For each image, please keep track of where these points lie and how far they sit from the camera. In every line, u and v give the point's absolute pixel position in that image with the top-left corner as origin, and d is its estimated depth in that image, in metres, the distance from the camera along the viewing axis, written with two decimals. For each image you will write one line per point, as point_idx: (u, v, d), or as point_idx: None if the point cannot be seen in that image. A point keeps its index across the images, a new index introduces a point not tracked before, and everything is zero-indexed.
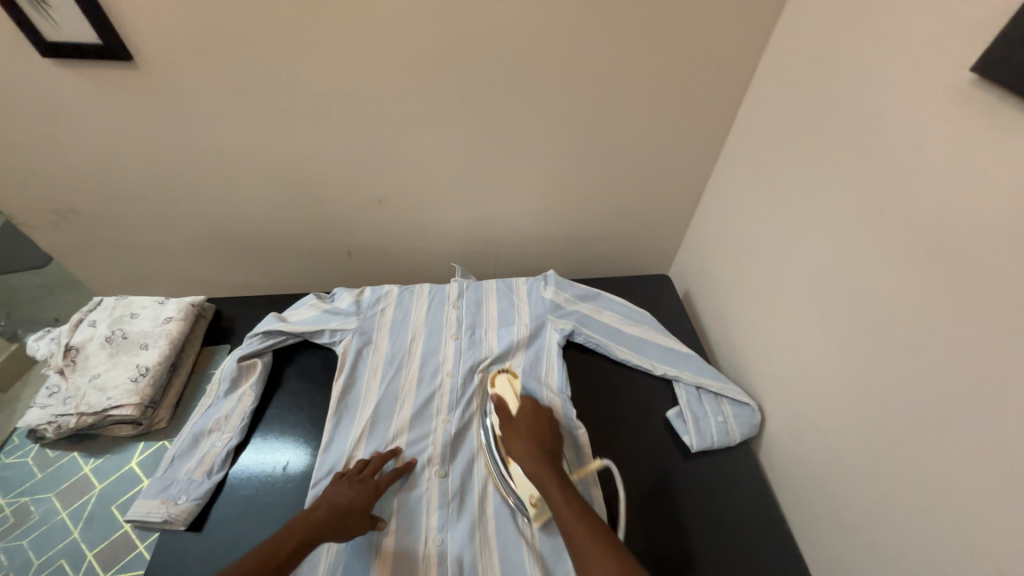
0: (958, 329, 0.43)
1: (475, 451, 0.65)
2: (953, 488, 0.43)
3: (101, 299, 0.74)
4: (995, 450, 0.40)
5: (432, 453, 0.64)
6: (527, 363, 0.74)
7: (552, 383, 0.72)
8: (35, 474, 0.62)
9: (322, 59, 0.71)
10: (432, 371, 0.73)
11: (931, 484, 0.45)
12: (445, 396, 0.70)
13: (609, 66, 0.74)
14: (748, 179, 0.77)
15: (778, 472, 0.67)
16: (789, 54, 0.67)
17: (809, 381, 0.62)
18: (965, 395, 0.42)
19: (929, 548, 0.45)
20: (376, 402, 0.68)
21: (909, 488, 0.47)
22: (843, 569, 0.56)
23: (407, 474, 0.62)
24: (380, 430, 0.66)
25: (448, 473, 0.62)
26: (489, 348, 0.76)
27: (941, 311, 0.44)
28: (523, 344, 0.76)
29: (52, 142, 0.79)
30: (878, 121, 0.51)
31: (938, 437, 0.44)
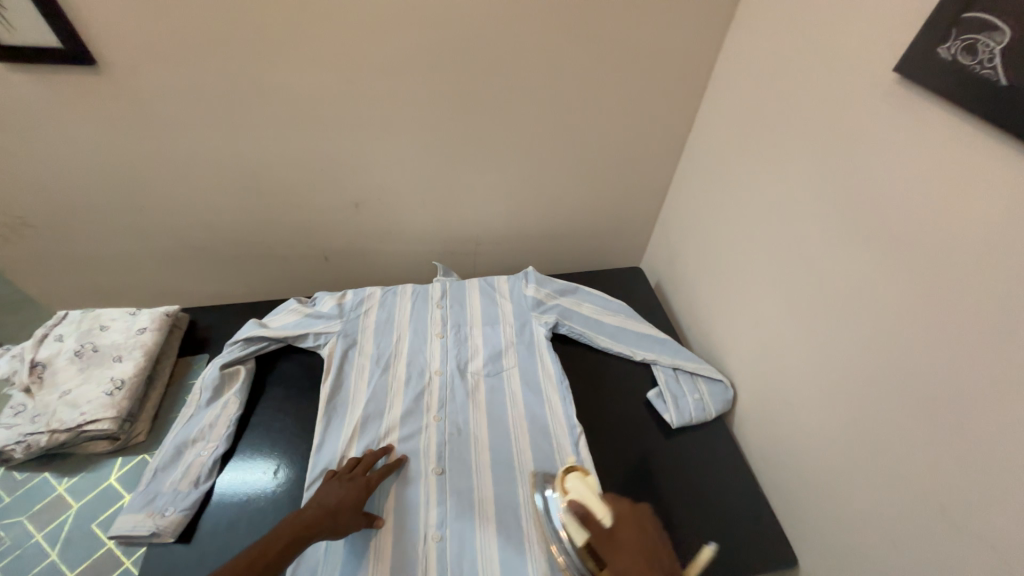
0: (895, 296, 0.49)
1: (469, 446, 0.66)
2: (902, 438, 0.49)
3: (66, 313, 0.71)
4: (931, 398, 0.46)
5: (426, 450, 0.65)
6: (514, 358, 0.76)
7: (539, 376, 0.74)
8: (3, 498, 0.58)
9: (298, 63, 0.72)
10: (420, 370, 0.74)
11: (881, 435, 0.51)
12: (435, 393, 0.71)
13: (579, 70, 0.78)
14: (709, 174, 0.83)
15: (751, 443, 0.73)
16: (740, 59, 0.73)
17: (773, 356, 0.67)
18: (904, 353, 0.48)
19: (885, 493, 0.51)
20: (367, 403, 0.68)
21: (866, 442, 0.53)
22: (812, 523, 0.61)
23: (402, 471, 0.63)
24: (372, 430, 0.66)
25: (444, 469, 0.63)
26: (476, 345, 0.77)
27: (882, 281, 0.51)
28: (509, 340, 0.78)
29: (3, 152, 0.75)
30: (819, 117, 0.58)
31: (884, 392, 0.50)
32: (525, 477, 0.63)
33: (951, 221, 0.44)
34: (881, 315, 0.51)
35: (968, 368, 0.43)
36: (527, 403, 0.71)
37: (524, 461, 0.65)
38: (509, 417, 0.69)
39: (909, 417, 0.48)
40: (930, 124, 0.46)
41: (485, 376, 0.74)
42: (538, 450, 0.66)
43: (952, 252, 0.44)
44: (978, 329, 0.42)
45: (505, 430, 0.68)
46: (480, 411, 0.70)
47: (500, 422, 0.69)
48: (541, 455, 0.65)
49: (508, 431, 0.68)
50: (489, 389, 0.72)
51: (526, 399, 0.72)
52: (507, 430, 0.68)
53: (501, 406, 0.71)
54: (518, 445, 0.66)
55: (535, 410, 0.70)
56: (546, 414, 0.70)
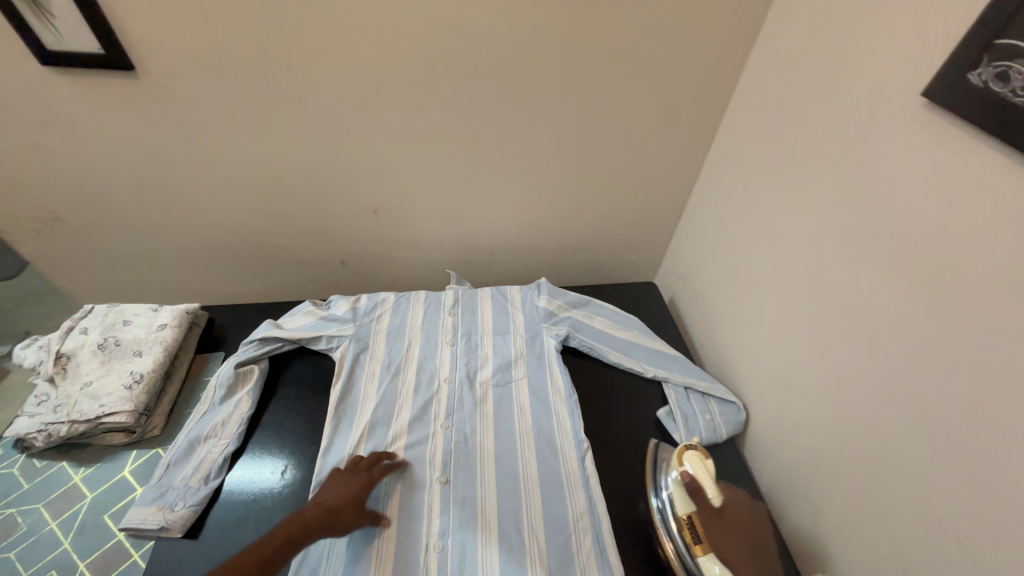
0: (916, 324, 0.48)
1: (475, 456, 0.65)
2: (920, 471, 0.47)
3: (93, 307, 0.73)
4: (950, 431, 0.44)
5: (432, 458, 0.65)
6: (524, 370, 0.76)
7: (548, 389, 0.74)
8: (22, 484, 0.60)
9: (325, 72, 0.74)
10: (429, 377, 0.74)
11: (899, 468, 0.49)
12: (443, 402, 0.71)
13: (599, 84, 0.79)
14: (728, 192, 0.82)
15: (763, 468, 0.71)
16: (763, 79, 0.73)
17: (788, 379, 0.66)
18: (924, 384, 0.46)
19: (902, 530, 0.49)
20: (375, 408, 0.69)
21: (881, 474, 0.51)
22: (824, 556, 0.59)
23: (407, 479, 0.63)
24: (379, 435, 0.66)
25: (448, 478, 0.63)
26: (486, 355, 0.77)
27: (902, 308, 0.49)
28: (519, 351, 0.78)
29: (43, 150, 0.79)
30: (842, 140, 0.57)
31: (902, 423, 0.49)
32: (530, 491, 0.62)
33: (977, 249, 0.43)
34: (901, 343, 0.49)
35: (992, 403, 0.41)
36: (535, 416, 0.71)
37: (530, 475, 0.64)
38: (516, 429, 0.69)
39: (928, 451, 0.46)
40: (959, 148, 0.44)
41: (493, 386, 0.74)
42: (545, 464, 0.65)
43: (976, 280, 0.42)
44: (1001, 362, 0.40)
45: (512, 442, 0.67)
46: (487, 421, 0.69)
47: (507, 433, 0.68)
48: (547, 469, 0.65)
49: (514, 443, 0.67)
50: (497, 400, 0.72)
51: (534, 412, 0.71)
52: (514, 442, 0.67)
53: (508, 417, 0.70)
54: (524, 458, 0.66)
55: (543, 423, 0.70)
56: (554, 428, 0.69)
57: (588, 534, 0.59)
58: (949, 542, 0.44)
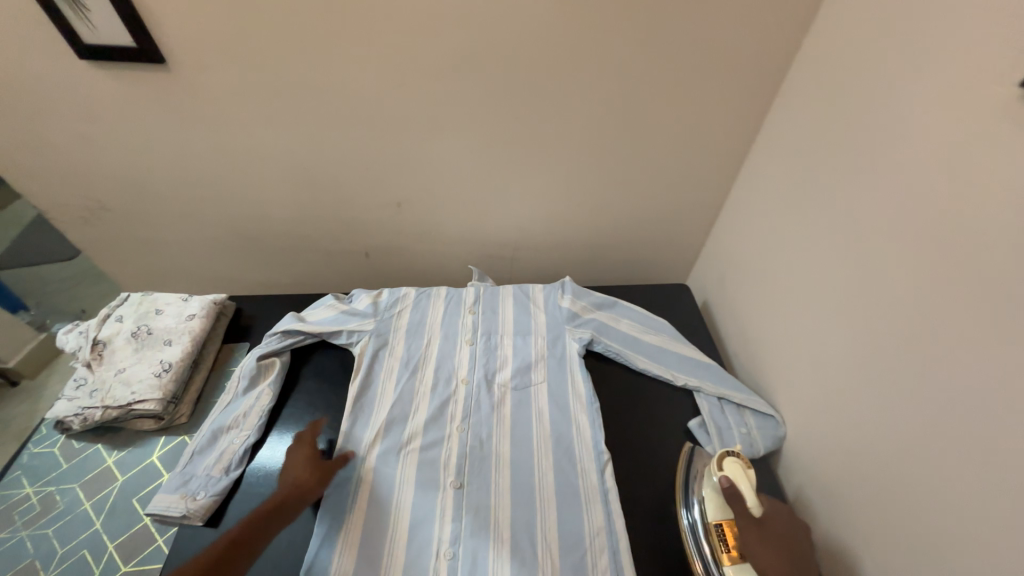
0: (985, 350, 0.41)
1: (490, 462, 0.64)
2: (982, 522, 0.41)
3: (128, 295, 0.76)
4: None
5: (447, 461, 0.64)
6: (544, 374, 0.73)
7: (568, 395, 0.71)
8: (62, 464, 0.63)
9: (347, 63, 0.72)
10: (446, 377, 0.72)
11: (958, 514, 0.43)
12: (460, 402, 0.70)
13: (633, 73, 0.73)
14: (771, 190, 0.76)
15: (797, 492, 0.66)
16: (819, 64, 0.65)
17: (831, 400, 0.60)
18: (994, 421, 0.40)
19: None
20: (392, 406, 0.68)
21: (935, 515, 0.45)
22: None
23: (419, 480, 0.62)
24: (394, 433, 0.66)
25: (461, 483, 0.62)
26: (505, 356, 0.75)
27: (972, 332, 0.43)
28: (540, 353, 0.75)
29: (86, 142, 0.82)
30: (912, 135, 0.50)
31: (963, 460, 0.43)
32: (545, 502, 0.60)
33: None
34: (969, 371, 0.43)
35: None
36: (553, 423, 0.68)
37: (546, 485, 0.62)
38: (533, 436, 0.67)
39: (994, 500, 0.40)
40: None
41: (512, 390, 0.72)
42: (562, 475, 0.63)
43: None
44: None
45: (529, 449, 0.65)
46: (504, 425, 0.68)
47: (524, 440, 0.66)
48: (564, 480, 0.62)
49: (531, 450, 0.65)
50: (515, 404, 0.70)
51: (553, 419, 0.68)
52: (530, 449, 0.65)
53: (526, 422, 0.68)
54: (540, 467, 0.64)
55: (561, 431, 0.67)
56: (573, 437, 0.67)
57: (603, 551, 0.57)
58: None
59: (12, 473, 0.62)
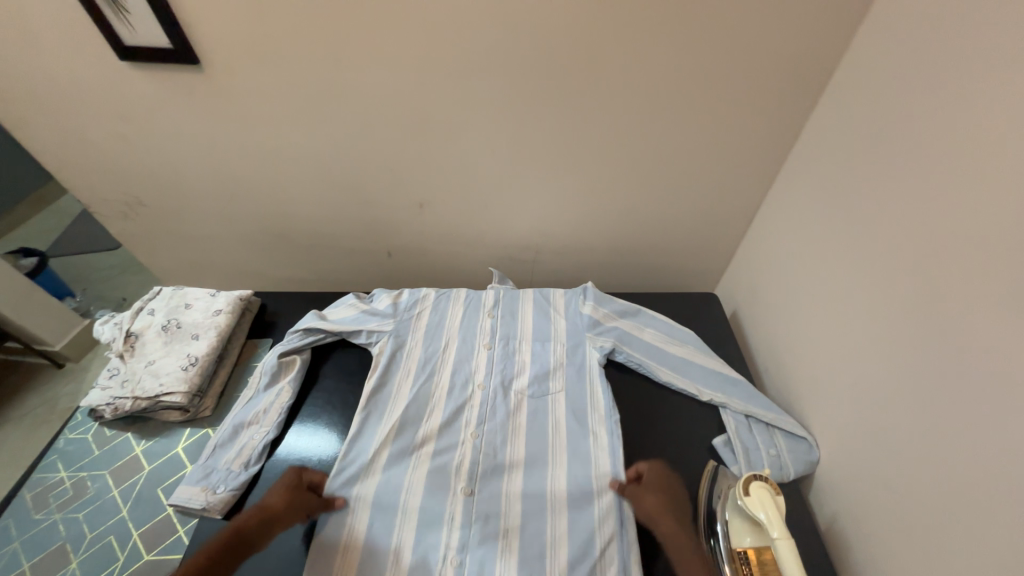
0: None
1: (502, 470, 0.63)
2: None
3: (159, 289, 0.78)
4: None
5: (458, 468, 0.63)
6: (562, 382, 0.72)
7: (586, 404, 0.69)
8: (94, 450, 0.66)
9: (373, 64, 0.72)
10: (462, 381, 0.72)
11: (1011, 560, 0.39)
12: (475, 408, 0.69)
13: (664, 74, 0.70)
14: (810, 197, 0.71)
15: (831, 521, 0.61)
16: (869, 64, 0.61)
17: (871, 425, 0.56)
18: None
19: None
20: (406, 407, 0.68)
21: (985, 560, 0.42)
22: None
23: (430, 482, 0.61)
24: (406, 436, 0.65)
25: (472, 490, 0.61)
26: (523, 363, 0.74)
27: None
28: (559, 361, 0.74)
29: (125, 140, 0.85)
30: (973, 140, 0.45)
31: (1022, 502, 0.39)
32: (557, 511, 0.59)
33: None
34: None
35: None
36: (570, 434, 0.66)
37: (559, 494, 0.60)
38: (548, 444, 0.65)
39: None
40: None
41: (529, 397, 0.70)
42: (576, 484, 0.61)
43: None
44: None
45: (543, 458, 0.64)
46: (520, 433, 0.66)
47: (538, 448, 0.65)
48: (577, 488, 0.61)
49: (545, 460, 0.64)
50: (532, 411, 0.69)
51: (569, 428, 0.67)
52: (544, 458, 0.64)
53: (542, 431, 0.67)
54: (554, 476, 0.62)
55: (577, 442, 0.65)
56: (588, 446, 0.65)
57: (613, 564, 0.55)
58: None
59: (48, 457, 0.65)
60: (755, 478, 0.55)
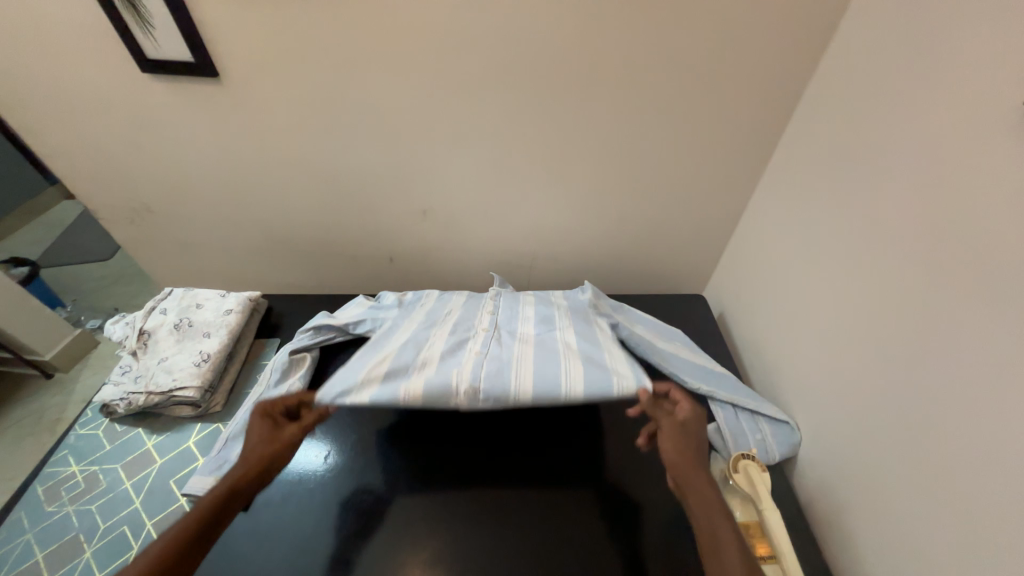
0: (997, 355, 0.44)
1: (510, 372, 0.63)
2: (993, 518, 0.43)
3: (170, 290, 0.81)
4: None
5: (462, 372, 0.63)
6: (568, 322, 0.74)
7: (596, 336, 0.70)
8: (105, 445, 0.68)
9: (386, 80, 0.78)
10: (466, 327, 0.73)
11: (969, 512, 0.45)
12: (479, 338, 0.70)
13: (654, 92, 0.77)
14: (788, 204, 0.78)
15: (813, 502, 0.66)
16: (836, 84, 0.68)
17: (849, 406, 0.61)
18: (1004, 421, 0.42)
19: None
20: (405, 344, 0.69)
21: (947, 515, 0.47)
22: None
23: (436, 393, 0.61)
24: (406, 358, 0.66)
25: (477, 387, 0.61)
26: (528, 318, 0.75)
27: (984, 336, 0.45)
28: (562, 311, 0.77)
29: (139, 149, 0.88)
30: (927, 152, 0.52)
31: (975, 459, 0.45)
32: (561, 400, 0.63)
33: None
34: (980, 375, 0.45)
35: None
36: (580, 352, 0.66)
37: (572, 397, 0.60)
38: (559, 356, 0.65)
39: (1004, 494, 0.42)
40: None
41: (534, 332, 0.72)
42: (590, 386, 0.61)
43: None
44: None
45: (554, 364, 0.63)
46: (527, 350, 0.67)
47: (548, 356, 0.65)
48: (592, 388, 0.60)
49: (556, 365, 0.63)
50: (539, 339, 0.70)
51: (578, 346, 0.68)
52: (555, 364, 0.64)
53: (552, 348, 0.67)
54: (567, 380, 0.61)
55: (588, 356, 0.65)
56: (600, 359, 0.65)
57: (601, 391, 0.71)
58: None
59: (59, 452, 0.68)
60: (744, 457, 0.62)
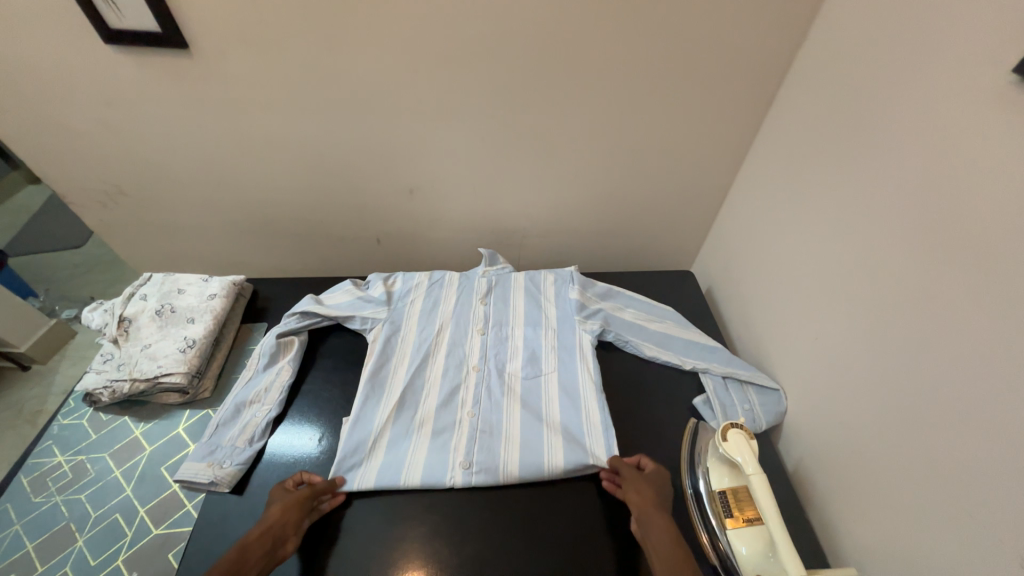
0: (982, 320, 0.45)
1: (500, 445, 0.65)
2: (975, 472, 0.45)
3: (150, 275, 0.78)
4: (1012, 432, 0.42)
5: (457, 445, 0.66)
6: (554, 364, 0.75)
7: (580, 383, 0.72)
8: (91, 434, 0.67)
9: (367, 51, 0.74)
10: (458, 363, 0.75)
11: (951, 466, 0.47)
12: (471, 388, 0.72)
13: (645, 63, 0.76)
14: (777, 178, 0.78)
15: (798, 464, 0.69)
16: (826, 54, 0.68)
17: (835, 374, 0.63)
18: (989, 381, 0.44)
19: (946, 527, 0.48)
20: (401, 392, 0.70)
21: (930, 471, 0.49)
22: (858, 550, 0.58)
23: (434, 470, 0.63)
24: (405, 417, 0.68)
25: (470, 463, 0.64)
26: (516, 347, 0.77)
27: (969, 302, 0.47)
28: (550, 345, 0.77)
29: (107, 128, 0.84)
30: (918, 121, 0.53)
31: (958, 419, 0.47)
32: None
33: None
34: (964, 338, 0.47)
35: None
36: (563, 413, 0.69)
37: (553, 472, 0.63)
38: (543, 422, 0.68)
39: (985, 450, 0.44)
40: None
41: (522, 379, 0.73)
42: (571, 462, 0.63)
43: None
44: None
45: (540, 433, 0.67)
46: (514, 411, 0.69)
47: (534, 422, 0.68)
48: (575, 463, 0.63)
49: (541, 435, 0.66)
50: (526, 392, 0.72)
51: (563, 405, 0.70)
52: (540, 433, 0.67)
53: (539, 410, 0.70)
54: (551, 454, 0.64)
55: (571, 420, 0.68)
56: (582, 423, 0.68)
57: None
58: (995, 540, 0.43)
59: (43, 442, 0.66)
60: (733, 425, 0.61)
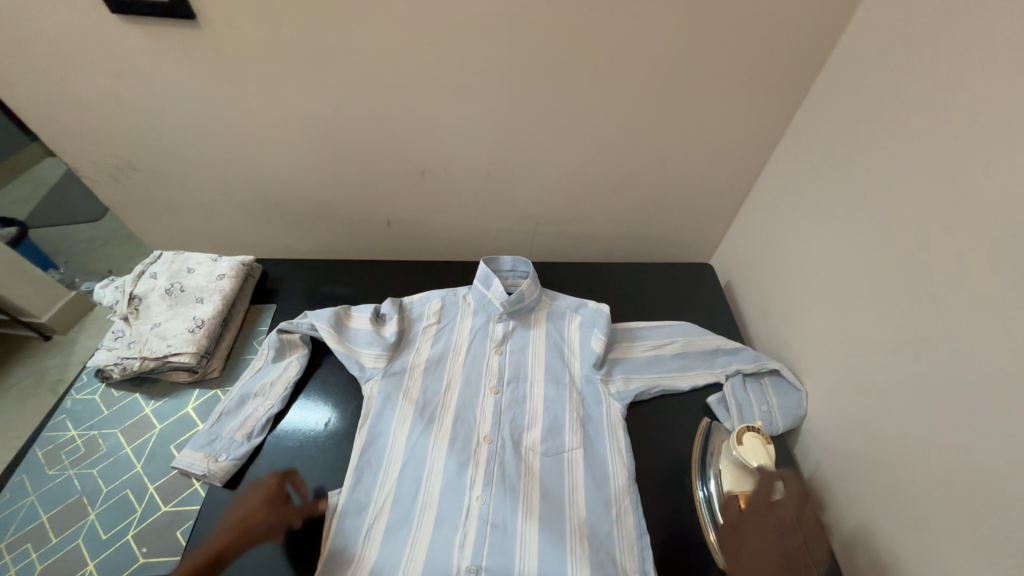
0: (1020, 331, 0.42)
1: (514, 546, 0.57)
2: (996, 489, 0.43)
3: (160, 253, 0.78)
4: None
5: (464, 541, 0.58)
6: (579, 439, 0.66)
7: (608, 466, 0.64)
8: (102, 410, 0.68)
9: (373, 24, 0.70)
10: (467, 433, 0.67)
11: (971, 480, 0.45)
12: (481, 465, 0.63)
13: (669, 42, 0.70)
14: (806, 169, 0.74)
15: (812, 468, 0.67)
16: (869, 33, 0.62)
17: (855, 380, 0.60)
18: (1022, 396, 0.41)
19: (961, 542, 0.46)
20: (402, 468, 0.62)
21: (948, 485, 0.47)
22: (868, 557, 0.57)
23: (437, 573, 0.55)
24: (406, 498, 0.60)
25: (478, 567, 0.56)
26: (534, 412, 0.69)
27: (1005, 310, 0.43)
28: (574, 412, 0.69)
29: (115, 101, 0.82)
30: (968, 111, 0.48)
31: (983, 434, 0.44)
32: None
33: None
34: (998, 349, 0.44)
35: None
36: (588, 503, 0.61)
37: None
38: (565, 519, 0.59)
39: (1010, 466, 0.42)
40: None
41: (542, 455, 0.65)
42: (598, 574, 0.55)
43: None
44: None
45: (561, 532, 0.58)
46: (531, 498, 0.61)
47: (554, 517, 0.59)
48: None
49: (562, 537, 0.58)
50: (544, 473, 0.63)
51: (587, 493, 0.62)
52: (561, 533, 0.58)
53: (560, 499, 0.61)
54: (573, 562, 0.55)
55: (597, 517, 0.60)
56: (609, 522, 0.59)
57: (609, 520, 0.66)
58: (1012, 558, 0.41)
59: (57, 416, 0.67)
60: (749, 428, 0.60)
